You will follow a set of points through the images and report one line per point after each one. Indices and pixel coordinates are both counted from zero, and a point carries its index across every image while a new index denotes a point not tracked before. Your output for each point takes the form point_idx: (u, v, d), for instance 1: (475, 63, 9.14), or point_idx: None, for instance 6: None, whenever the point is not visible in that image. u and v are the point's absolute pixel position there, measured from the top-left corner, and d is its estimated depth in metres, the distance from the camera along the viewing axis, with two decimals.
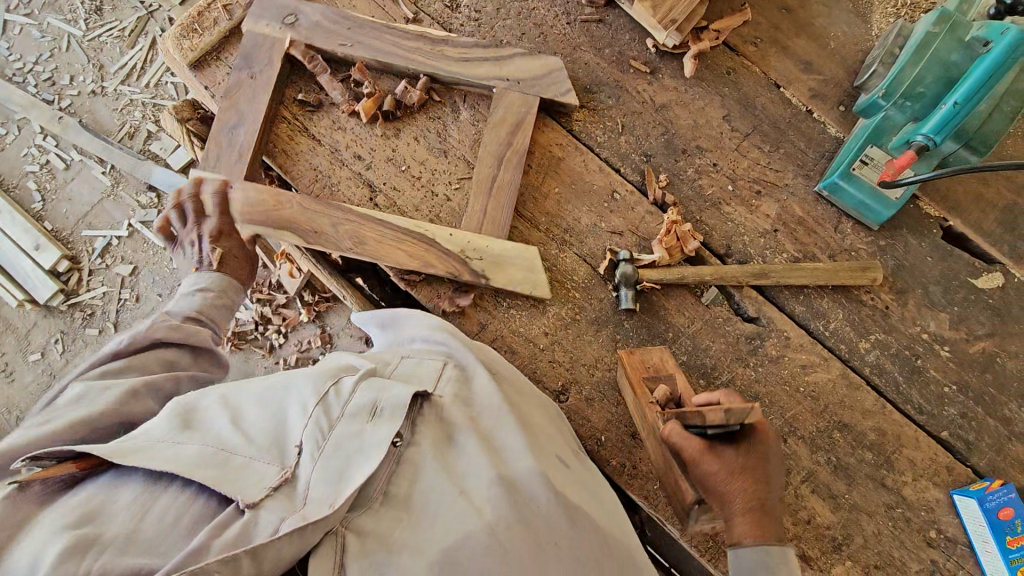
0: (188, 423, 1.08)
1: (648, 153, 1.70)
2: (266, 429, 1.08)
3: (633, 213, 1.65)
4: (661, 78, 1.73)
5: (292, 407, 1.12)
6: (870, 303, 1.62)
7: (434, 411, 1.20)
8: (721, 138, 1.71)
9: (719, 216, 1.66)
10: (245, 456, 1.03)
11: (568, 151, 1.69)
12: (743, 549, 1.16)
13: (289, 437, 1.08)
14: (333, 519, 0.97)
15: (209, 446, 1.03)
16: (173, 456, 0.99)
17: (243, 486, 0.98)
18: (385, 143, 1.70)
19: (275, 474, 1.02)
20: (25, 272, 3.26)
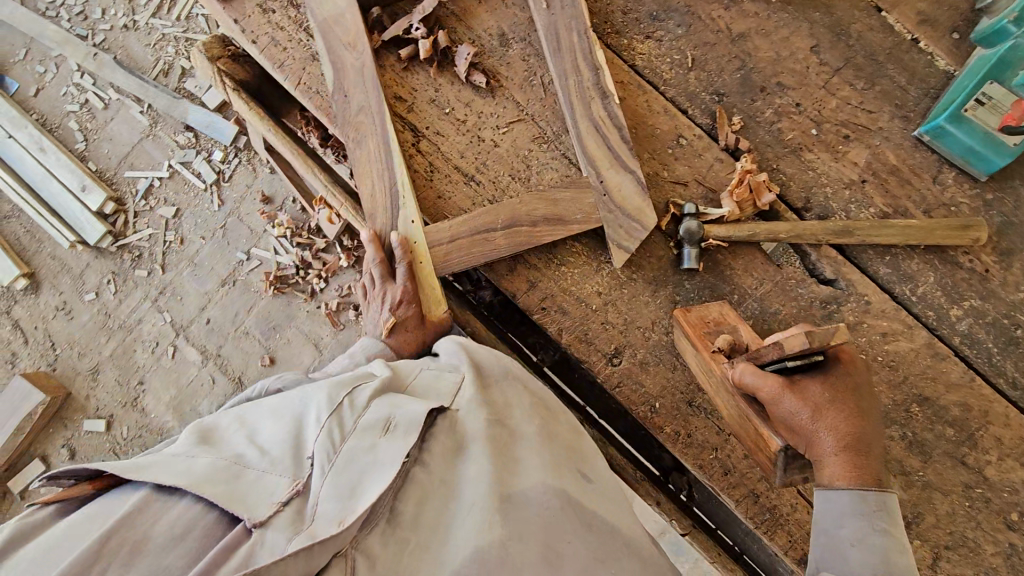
0: (209, 439, 1.05)
1: (721, 92, 1.50)
2: (281, 440, 1.04)
3: (701, 161, 1.49)
4: (740, 3, 1.51)
5: (307, 416, 1.08)
6: (967, 266, 1.44)
7: (446, 424, 1.16)
8: (806, 73, 1.49)
9: (799, 164, 1.48)
10: (257, 469, 0.98)
11: (630, 89, 1.51)
12: (839, 492, 1.08)
13: (303, 448, 1.03)
14: (345, 537, 0.92)
15: (223, 459, 0.99)
16: (182, 469, 0.96)
17: (251, 503, 0.93)
18: (428, 83, 1.56)
19: (286, 487, 0.97)
20: (74, 213, 3.31)
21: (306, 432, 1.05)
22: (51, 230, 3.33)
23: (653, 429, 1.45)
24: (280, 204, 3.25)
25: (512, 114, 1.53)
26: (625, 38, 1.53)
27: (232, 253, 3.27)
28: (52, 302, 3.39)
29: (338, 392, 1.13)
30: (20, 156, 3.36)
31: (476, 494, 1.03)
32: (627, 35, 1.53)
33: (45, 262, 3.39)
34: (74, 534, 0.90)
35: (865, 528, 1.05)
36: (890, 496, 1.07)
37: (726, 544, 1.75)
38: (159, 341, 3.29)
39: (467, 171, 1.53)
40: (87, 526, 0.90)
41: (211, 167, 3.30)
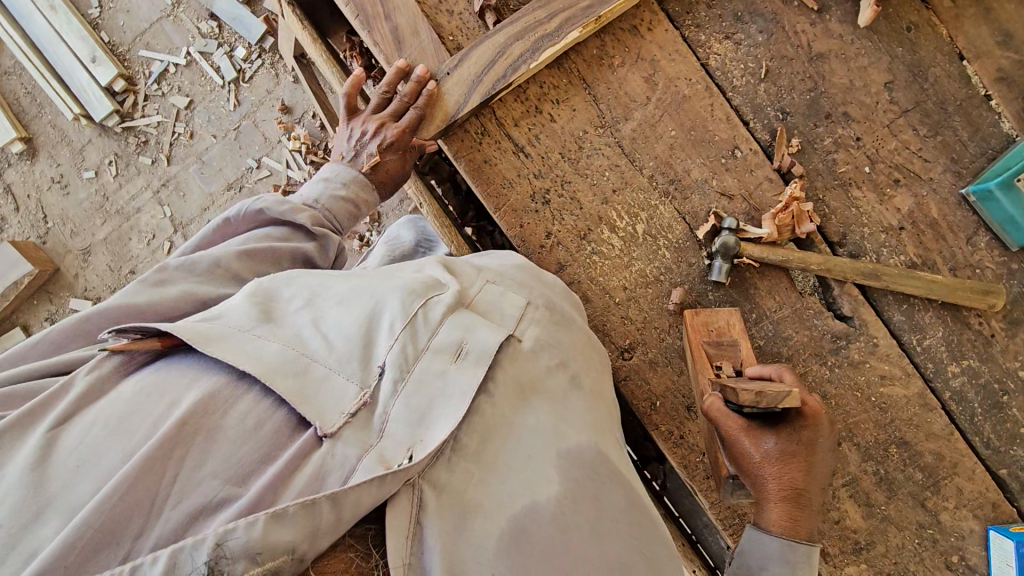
0: (274, 317, 1.06)
1: (787, 110, 1.48)
2: (349, 337, 1.03)
3: (751, 178, 1.48)
4: (827, 21, 1.45)
5: (377, 316, 1.06)
6: (976, 327, 1.50)
7: (512, 357, 1.12)
8: (874, 109, 1.47)
9: (844, 200, 1.49)
10: (326, 368, 0.99)
11: (697, 89, 1.47)
12: (771, 540, 1.13)
13: (375, 355, 1.02)
14: (413, 469, 0.92)
15: (291, 353, 0.99)
16: (248, 357, 0.96)
17: (323, 410, 0.95)
18: (466, 31, 1.49)
19: (354, 398, 0.97)
20: (82, 84, 3.16)
21: (377, 337, 1.04)
22: (54, 98, 3.19)
23: (650, 424, 1.52)
24: (299, 116, 3.12)
25: (500, 69, 1.41)
26: (704, 33, 1.47)
27: (243, 158, 3.19)
28: (48, 174, 3.28)
29: (410, 305, 1.07)
30: (28, 12, 3.16)
31: (541, 448, 1.05)
32: (706, 31, 1.47)
33: (44, 130, 3.26)
34: (145, 403, 0.94)
35: (781, 574, 1.11)
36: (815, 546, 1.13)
37: (686, 531, 1.87)
38: (155, 234, 3.24)
39: (507, 135, 1.48)
40: (158, 399, 0.94)
41: (231, 63, 3.13)
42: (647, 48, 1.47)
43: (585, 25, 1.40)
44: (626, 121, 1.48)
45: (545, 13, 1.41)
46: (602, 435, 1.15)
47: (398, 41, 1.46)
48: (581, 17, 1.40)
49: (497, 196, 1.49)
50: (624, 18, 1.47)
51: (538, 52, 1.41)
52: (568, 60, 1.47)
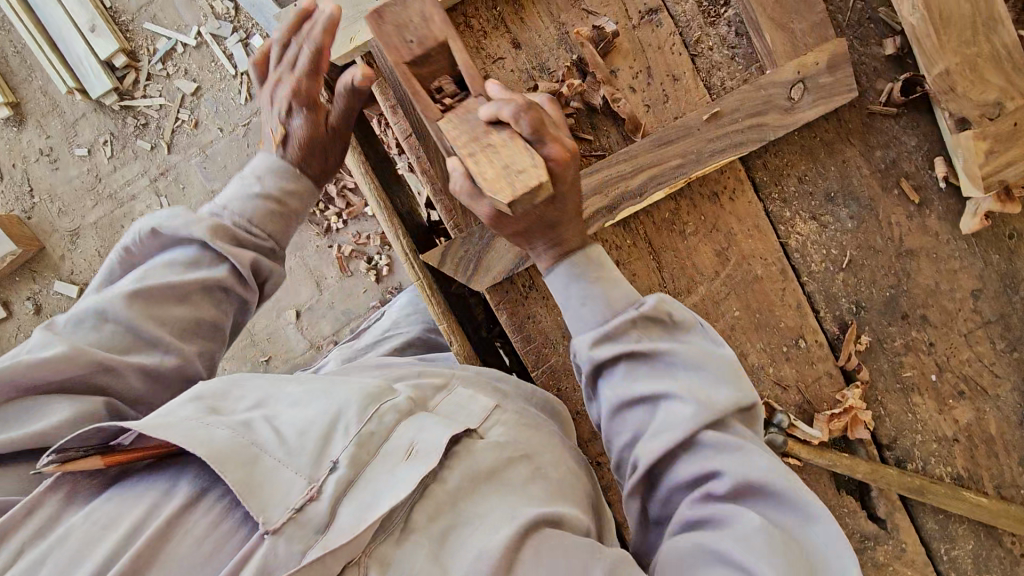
0: (219, 411, 0.92)
1: (862, 304, 1.35)
2: (307, 436, 0.89)
3: (811, 371, 1.37)
4: (926, 216, 1.31)
5: (335, 416, 0.92)
6: (1007, 545, 1.46)
7: (469, 448, 0.96)
8: (954, 316, 1.36)
9: (902, 404, 1.40)
10: (274, 458, 0.86)
11: (771, 270, 1.33)
12: (697, 422, 0.88)
13: (329, 450, 0.88)
14: (356, 547, 0.80)
15: (244, 437, 0.87)
16: (211, 443, 0.83)
17: (267, 502, 0.81)
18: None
19: (303, 491, 0.83)
20: (80, 55, 2.87)
21: (338, 432, 0.90)
22: (47, 65, 2.89)
23: None
24: None
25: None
26: (789, 210, 1.32)
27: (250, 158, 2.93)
28: (36, 145, 3.01)
29: (372, 403, 0.94)
30: None
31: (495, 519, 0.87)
32: (793, 207, 1.32)
33: (34, 96, 2.97)
34: (89, 538, 0.78)
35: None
36: (817, 532, 0.82)
37: None
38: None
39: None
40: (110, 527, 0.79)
41: (245, 53, 2.83)
42: (724, 218, 1.31)
43: (671, 185, 1.24)
44: (689, 294, 1.34)
45: (627, 169, 1.23)
46: (581, 507, 0.98)
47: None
48: (668, 176, 1.24)
49: (538, 355, 1.37)
50: (705, 182, 1.30)
51: (613, 212, 1.25)
52: (635, 220, 1.31)
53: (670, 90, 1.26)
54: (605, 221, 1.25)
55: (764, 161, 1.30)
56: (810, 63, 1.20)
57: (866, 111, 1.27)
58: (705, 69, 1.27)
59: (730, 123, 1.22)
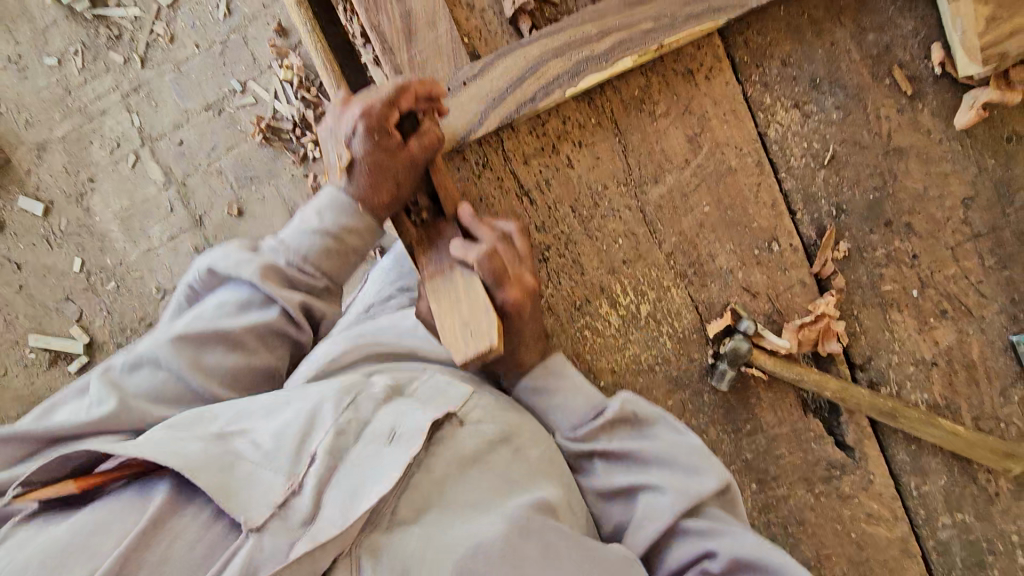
0: (188, 421, 0.86)
1: (843, 207, 1.25)
2: (286, 431, 0.82)
3: (782, 277, 1.27)
4: (918, 111, 1.20)
5: (304, 408, 0.85)
6: (982, 484, 1.35)
7: (451, 433, 0.88)
8: (941, 226, 1.25)
9: (879, 321, 1.29)
10: (250, 462, 0.79)
11: (746, 162, 1.23)
12: (655, 447, 0.96)
13: (309, 441, 0.81)
14: (347, 537, 0.75)
15: (219, 445, 0.80)
16: (172, 449, 0.76)
17: (247, 500, 0.75)
18: (487, 35, 1.18)
19: (282, 485, 0.77)
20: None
21: (323, 417, 0.83)
22: None
23: None
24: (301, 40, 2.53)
25: (524, 92, 1.14)
26: (770, 95, 1.20)
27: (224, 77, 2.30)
28: None
29: (352, 393, 0.87)
30: None
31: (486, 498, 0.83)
32: (773, 93, 1.20)
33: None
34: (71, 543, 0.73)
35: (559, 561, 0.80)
36: (737, 536, 0.90)
37: None
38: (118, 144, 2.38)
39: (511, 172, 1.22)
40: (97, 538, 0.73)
41: None
42: (698, 100, 1.20)
43: (640, 53, 1.14)
44: (656, 184, 1.23)
45: (595, 30, 1.13)
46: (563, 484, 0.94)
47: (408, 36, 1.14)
48: (638, 42, 1.14)
49: None
50: (679, 58, 1.19)
51: (577, 77, 1.14)
52: (601, 96, 1.20)
53: None
54: (569, 89, 1.15)
55: (745, 38, 1.19)
56: None
57: None
58: None
59: None
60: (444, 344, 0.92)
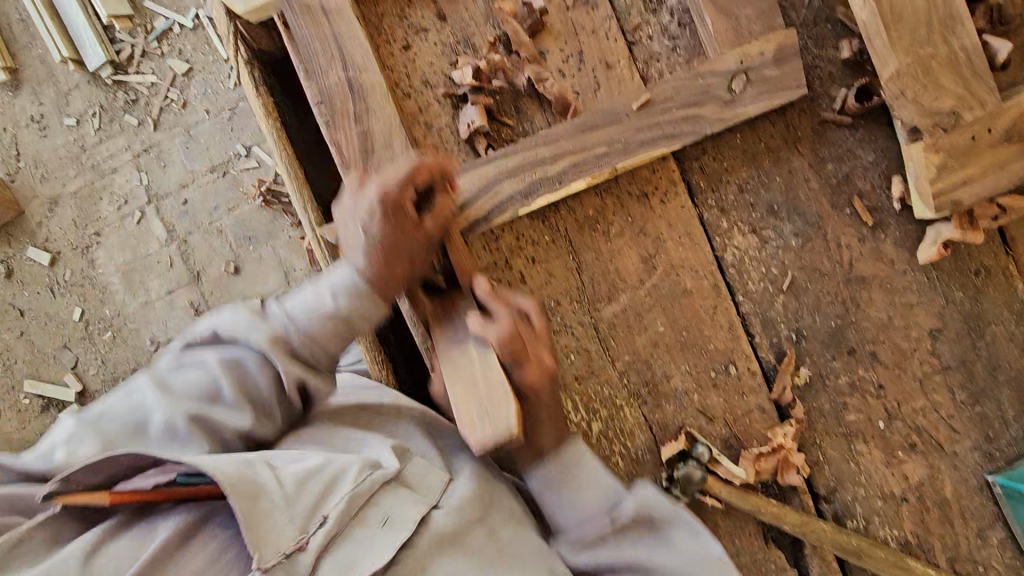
0: (268, 459, 0.93)
1: (803, 332, 1.21)
2: (307, 483, 0.91)
3: (741, 402, 1.22)
4: (881, 241, 1.18)
5: (328, 463, 0.94)
6: None
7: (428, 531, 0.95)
8: (908, 357, 1.21)
9: (844, 451, 1.23)
10: (273, 499, 0.87)
11: (703, 284, 1.20)
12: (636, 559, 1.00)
13: (326, 502, 0.91)
14: None
15: (247, 467, 0.88)
16: (218, 464, 0.86)
17: (263, 541, 0.84)
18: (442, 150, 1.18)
19: (291, 539, 0.86)
20: (64, 5, 2.22)
21: (341, 484, 0.92)
22: None
23: None
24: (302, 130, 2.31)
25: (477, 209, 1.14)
26: (727, 220, 1.19)
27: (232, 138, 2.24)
28: None
29: (368, 465, 0.96)
30: None
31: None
32: (731, 217, 1.19)
33: (30, 64, 2.30)
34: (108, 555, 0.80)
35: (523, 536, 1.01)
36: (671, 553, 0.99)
37: None
38: (126, 201, 2.28)
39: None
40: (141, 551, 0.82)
41: None
42: (654, 222, 1.19)
43: (595, 175, 1.13)
44: (610, 301, 1.21)
45: (546, 154, 1.12)
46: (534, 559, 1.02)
47: (363, 152, 1.13)
48: (592, 164, 1.13)
49: (440, 354, 1.24)
50: (635, 180, 1.19)
51: (530, 197, 1.13)
52: (555, 214, 1.20)
53: (604, 77, 1.16)
54: (519, 207, 1.14)
55: (701, 164, 1.18)
56: (754, 52, 1.09)
57: (817, 117, 1.16)
58: (646, 56, 1.16)
59: (663, 111, 1.11)
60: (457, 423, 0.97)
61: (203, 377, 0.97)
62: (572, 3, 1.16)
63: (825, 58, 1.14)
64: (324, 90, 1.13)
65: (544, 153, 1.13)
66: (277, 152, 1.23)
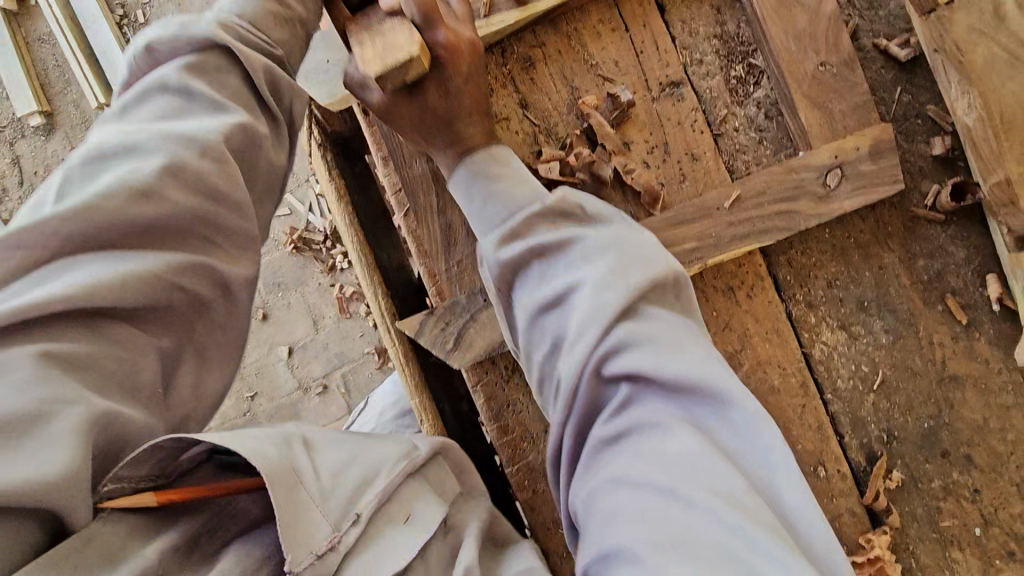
0: (307, 445, 0.76)
1: (894, 432, 1.16)
2: (345, 474, 0.74)
3: (830, 505, 1.16)
4: (976, 338, 1.14)
5: (372, 463, 0.78)
6: None
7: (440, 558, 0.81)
8: (1005, 460, 1.15)
9: (937, 559, 1.17)
10: (308, 492, 0.69)
11: (789, 380, 1.16)
12: None
13: (361, 496, 0.73)
14: None
15: (285, 449, 0.72)
16: (243, 543, 0.67)
17: (298, 532, 0.66)
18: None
19: (326, 535, 0.68)
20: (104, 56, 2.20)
21: (372, 480, 0.76)
22: None
23: None
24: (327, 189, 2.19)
25: None
26: (815, 315, 1.15)
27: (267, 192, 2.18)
28: None
29: (404, 460, 0.80)
30: None
31: None
32: (818, 312, 1.15)
33: (64, 109, 2.26)
34: None
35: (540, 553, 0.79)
36: None
37: None
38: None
39: None
40: None
41: None
42: (739, 317, 1.15)
43: (685, 270, 1.09)
44: None
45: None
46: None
47: (447, 245, 1.11)
48: (683, 260, 1.08)
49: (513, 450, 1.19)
50: (721, 273, 1.14)
51: None
52: None
53: (689, 169, 1.13)
54: None
55: (789, 258, 1.15)
56: (849, 148, 1.06)
57: (909, 214, 1.13)
58: (732, 149, 1.14)
59: (755, 207, 1.07)
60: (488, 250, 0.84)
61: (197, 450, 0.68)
62: (657, 94, 1.14)
63: (917, 153, 1.12)
64: (405, 181, 1.11)
65: None
66: (349, 239, 1.19)
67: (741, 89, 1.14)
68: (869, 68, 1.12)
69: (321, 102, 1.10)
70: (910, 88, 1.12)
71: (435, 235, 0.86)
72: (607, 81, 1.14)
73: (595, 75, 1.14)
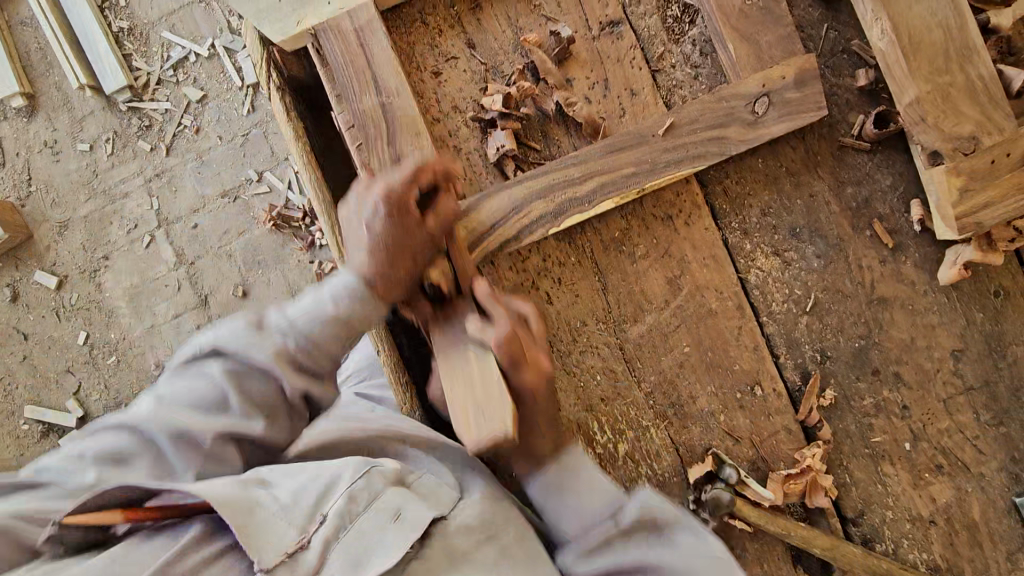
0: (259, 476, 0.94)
1: (827, 352, 1.22)
2: (301, 496, 0.91)
3: (767, 423, 1.22)
4: (902, 261, 1.20)
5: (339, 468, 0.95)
6: None
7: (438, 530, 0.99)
8: (932, 378, 1.22)
9: (870, 473, 1.23)
10: (266, 508, 0.89)
11: (727, 304, 1.22)
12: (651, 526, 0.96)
13: (325, 501, 0.92)
14: None
15: (241, 488, 0.89)
16: (210, 488, 0.87)
17: (260, 545, 0.86)
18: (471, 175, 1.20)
19: (295, 537, 0.88)
20: (84, 31, 2.24)
21: (336, 483, 0.93)
22: None
23: None
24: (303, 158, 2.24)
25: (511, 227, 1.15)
26: (750, 242, 1.21)
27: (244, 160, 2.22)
28: None
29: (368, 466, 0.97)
30: None
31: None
32: (754, 239, 1.21)
33: (46, 91, 2.30)
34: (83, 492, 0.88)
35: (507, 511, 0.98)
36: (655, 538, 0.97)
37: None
38: (137, 223, 2.25)
39: None
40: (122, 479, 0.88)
41: None
42: (678, 244, 1.21)
43: (623, 195, 1.15)
44: (636, 323, 1.22)
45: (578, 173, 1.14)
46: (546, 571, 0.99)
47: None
48: (620, 185, 1.15)
49: None
50: (660, 202, 1.21)
51: (559, 217, 1.15)
52: (580, 232, 1.22)
53: (628, 103, 1.20)
54: (551, 228, 1.15)
55: (724, 188, 1.21)
56: (776, 76, 1.12)
57: (836, 143, 1.19)
58: (670, 83, 1.20)
59: (688, 134, 1.14)
60: (455, 428, 0.96)
61: (207, 389, 0.91)
62: (598, 33, 1.20)
63: (842, 85, 1.18)
64: (356, 115, 1.15)
65: (577, 171, 1.15)
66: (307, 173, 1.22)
67: (677, 28, 1.21)
68: (795, 6, 1.19)
69: (275, 40, 1.16)
70: (834, 24, 1.18)
71: (414, 242, 1.00)
72: (549, 21, 1.20)
73: (538, 16, 1.20)
